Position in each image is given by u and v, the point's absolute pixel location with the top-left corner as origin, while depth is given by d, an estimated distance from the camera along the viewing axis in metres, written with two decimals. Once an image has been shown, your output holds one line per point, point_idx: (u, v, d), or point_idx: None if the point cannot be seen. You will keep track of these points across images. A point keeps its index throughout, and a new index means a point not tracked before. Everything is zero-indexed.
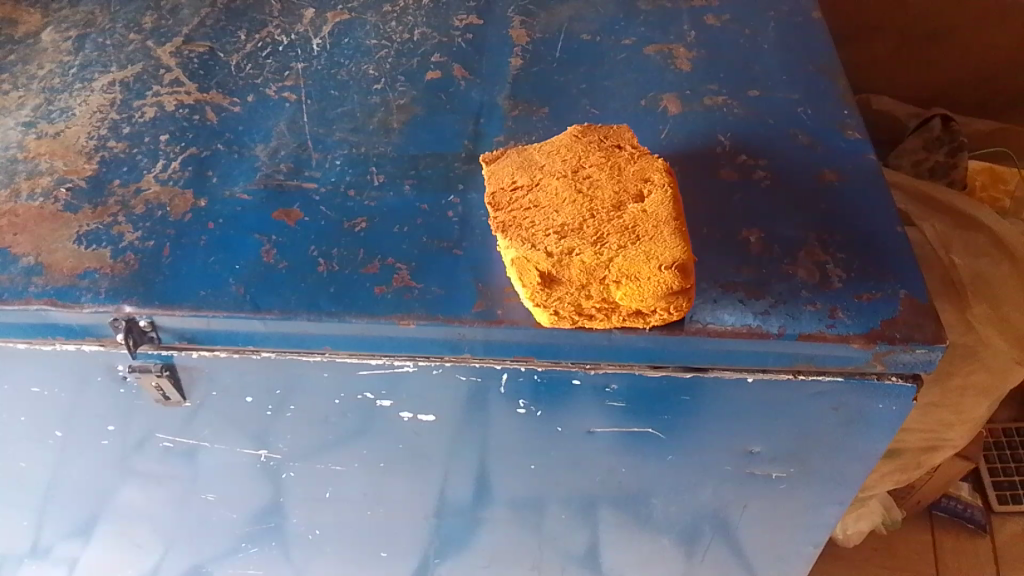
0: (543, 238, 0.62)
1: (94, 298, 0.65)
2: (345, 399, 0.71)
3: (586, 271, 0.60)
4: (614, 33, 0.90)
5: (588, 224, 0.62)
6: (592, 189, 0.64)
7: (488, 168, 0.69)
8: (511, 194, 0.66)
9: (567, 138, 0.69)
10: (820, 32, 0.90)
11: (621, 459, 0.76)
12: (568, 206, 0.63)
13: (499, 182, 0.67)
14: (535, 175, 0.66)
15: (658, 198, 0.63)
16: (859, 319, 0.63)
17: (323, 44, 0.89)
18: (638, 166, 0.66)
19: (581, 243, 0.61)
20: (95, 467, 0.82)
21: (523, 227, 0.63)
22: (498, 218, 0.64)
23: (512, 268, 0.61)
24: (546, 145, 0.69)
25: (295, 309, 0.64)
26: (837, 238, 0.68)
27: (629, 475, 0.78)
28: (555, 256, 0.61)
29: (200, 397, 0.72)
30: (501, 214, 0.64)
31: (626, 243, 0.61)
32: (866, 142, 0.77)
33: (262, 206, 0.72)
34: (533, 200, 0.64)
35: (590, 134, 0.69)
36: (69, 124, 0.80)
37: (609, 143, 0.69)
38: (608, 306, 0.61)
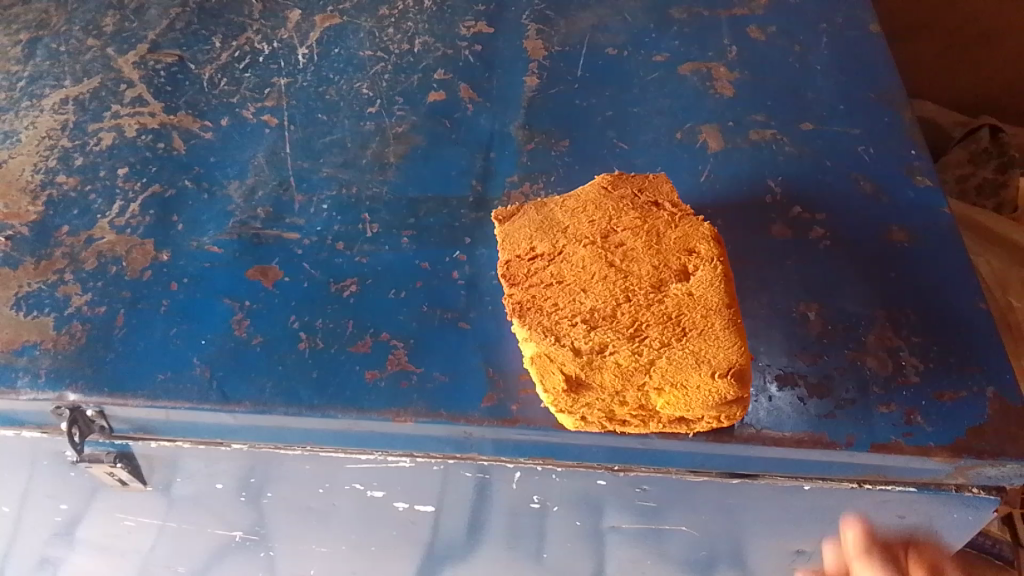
0: (569, 330, 0.52)
1: (32, 383, 0.55)
2: (331, 489, 0.62)
3: (621, 375, 0.50)
4: (644, 47, 0.78)
5: (624, 311, 0.52)
6: (627, 263, 0.54)
7: (500, 227, 0.58)
8: (528, 264, 0.55)
9: (595, 191, 0.59)
10: (880, 49, 0.79)
11: (647, 548, 0.67)
12: (598, 285, 0.53)
13: (514, 247, 0.57)
14: (557, 240, 0.56)
15: (707, 278, 0.53)
16: (941, 426, 0.53)
17: (310, 55, 0.78)
18: (680, 232, 0.56)
19: (615, 337, 0.51)
20: (49, 541, 0.72)
21: (544, 311, 0.53)
22: (513, 296, 0.54)
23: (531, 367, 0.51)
24: (569, 199, 0.58)
25: (271, 401, 0.54)
26: (911, 318, 0.58)
27: (655, 563, 0.69)
28: (583, 354, 0.51)
29: (164, 481, 0.63)
30: (517, 290, 0.54)
31: (671, 340, 0.51)
32: (938, 191, 0.66)
33: (234, 261, 0.61)
34: (555, 274, 0.54)
35: (622, 187, 0.59)
36: (12, 152, 0.69)
37: (645, 199, 0.58)
38: (646, 413, 0.51)
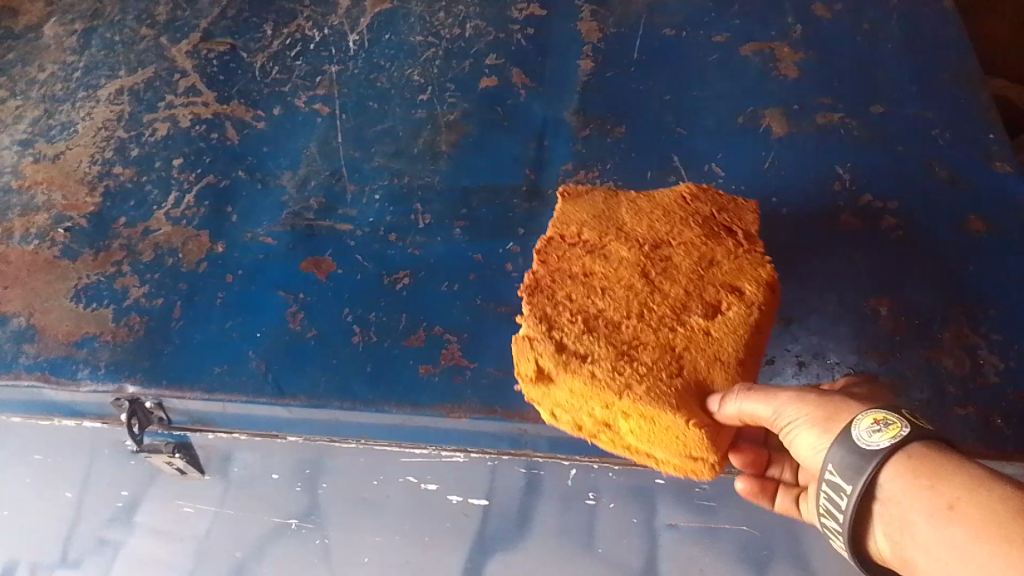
0: (564, 323, 0.50)
1: (92, 375, 0.56)
2: (385, 481, 0.62)
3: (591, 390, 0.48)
4: (703, 27, 0.76)
5: (627, 327, 0.50)
6: (660, 279, 0.52)
7: (563, 202, 0.57)
8: (568, 247, 0.54)
9: (673, 198, 0.56)
10: (954, 26, 0.75)
11: (708, 544, 0.64)
12: (620, 291, 0.51)
13: (565, 227, 0.55)
14: (606, 234, 0.54)
15: (734, 321, 0.50)
16: (1021, 429, 0.50)
17: (360, 41, 0.77)
18: (734, 266, 0.52)
19: (603, 352, 0.49)
20: (109, 526, 0.74)
21: (552, 299, 0.52)
22: (536, 274, 0.53)
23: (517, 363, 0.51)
24: (645, 199, 0.56)
25: (325, 395, 0.54)
26: (988, 314, 0.55)
27: (720, 565, 0.65)
28: (565, 352, 0.49)
29: (220, 470, 0.64)
30: (543, 269, 0.53)
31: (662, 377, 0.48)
32: (1019, 178, 0.63)
33: (288, 254, 0.61)
34: (585, 266, 0.53)
35: (699, 205, 0.56)
36: (69, 143, 0.70)
37: (717, 222, 0.55)
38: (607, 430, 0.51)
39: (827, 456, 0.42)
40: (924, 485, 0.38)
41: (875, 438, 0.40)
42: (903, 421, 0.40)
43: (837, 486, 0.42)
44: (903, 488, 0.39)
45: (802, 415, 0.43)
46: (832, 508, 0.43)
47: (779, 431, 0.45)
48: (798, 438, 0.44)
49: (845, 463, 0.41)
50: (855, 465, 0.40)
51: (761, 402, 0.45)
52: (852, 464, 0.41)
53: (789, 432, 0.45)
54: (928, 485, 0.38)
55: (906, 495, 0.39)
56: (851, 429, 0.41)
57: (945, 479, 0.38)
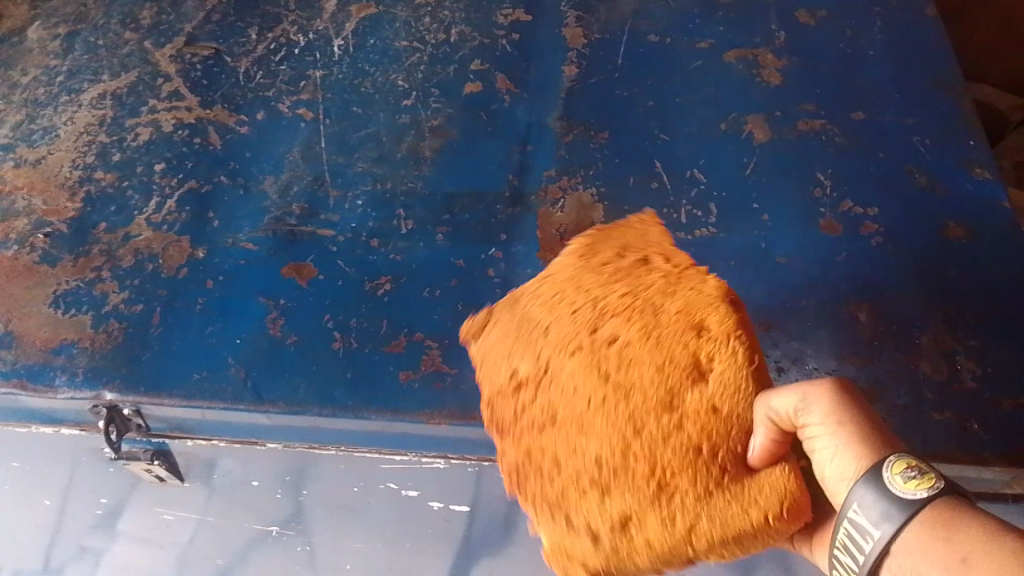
0: (576, 506, 0.48)
1: (69, 382, 0.55)
2: (366, 488, 0.62)
3: (654, 549, 0.46)
4: (687, 33, 0.76)
5: (635, 454, 0.47)
6: (626, 374, 0.48)
7: (474, 344, 0.55)
8: (514, 397, 0.51)
9: (573, 262, 0.56)
10: (937, 33, 0.75)
11: (694, 552, 0.65)
12: (592, 412, 0.48)
13: (495, 375, 0.52)
14: (541, 355, 0.51)
15: (731, 374, 0.47)
16: (998, 434, 0.50)
17: (345, 46, 0.77)
18: (680, 303, 0.50)
19: (637, 499, 0.46)
20: (90, 533, 0.73)
21: (542, 476, 0.50)
22: (507, 458, 0.51)
23: (551, 559, 0.50)
24: (543, 281, 0.55)
25: (304, 402, 0.54)
26: (967, 319, 0.55)
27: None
28: (602, 535, 0.48)
29: (201, 477, 0.63)
30: (507, 444, 0.51)
31: (710, 487, 0.45)
32: (999, 184, 0.63)
33: (269, 259, 0.61)
34: (544, 403, 0.50)
35: (596, 256, 0.56)
36: (51, 148, 0.70)
37: (625, 261, 0.55)
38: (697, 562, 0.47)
39: (856, 495, 0.38)
40: (940, 537, 0.35)
41: (908, 486, 0.37)
42: (937, 475, 0.37)
43: (861, 527, 0.38)
44: (917, 537, 0.36)
45: (832, 417, 0.40)
46: (851, 549, 0.39)
47: (803, 438, 0.42)
48: (820, 445, 0.41)
49: (875, 506, 0.37)
50: (886, 511, 0.37)
51: (792, 391, 0.42)
52: (876, 508, 0.37)
53: (808, 434, 0.41)
54: (945, 538, 0.35)
55: (921, 545, 0.36)
56: (884, 470, 0.37)
57: (963, 530, 0.35)
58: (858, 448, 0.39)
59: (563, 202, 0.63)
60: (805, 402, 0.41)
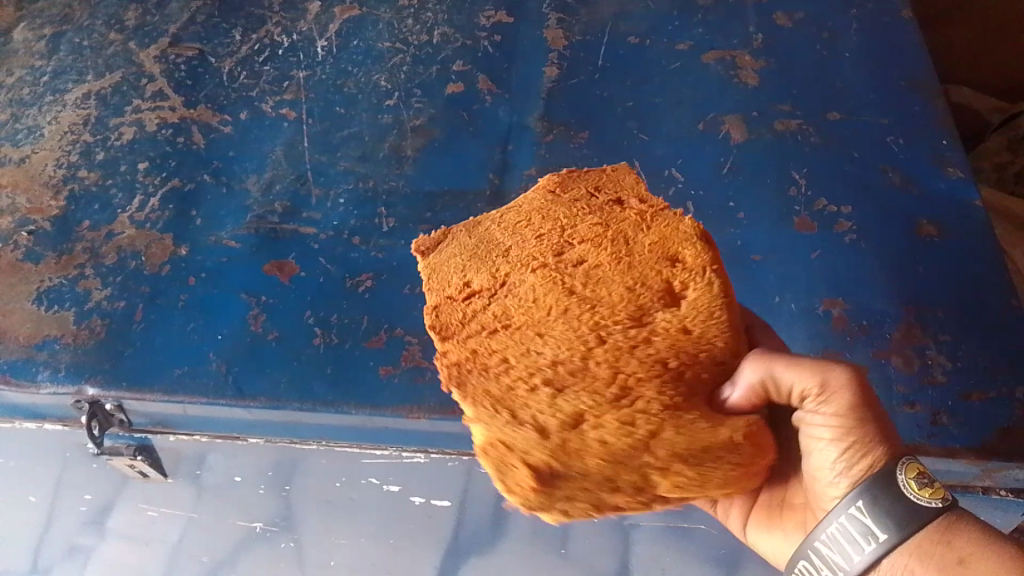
0: (527, 399, 0.44)
1: (52, 377, 0.56)
2: (348, 483, 0.62)
3: (607, 455, 0.42)
4: (666, 35, 0.77)
5: (596, 359, 0.44)
6: (592, 290, 0.47)
7: (423, 260, 0.54)
8: (461, 305, 0.50)
9: (541, 196, 0.54)
10: (912, 36, 0.76)
11: (684, 545, 0.66)
12: (556, 322, 0.46)
13: (446, 286, 0.51)
14: (499, 270, 0.50)
15: (704, 302, 0.45)
16: (966, 427, 0.51)
17: (329, 47, 0.78)
18: (655, 236, 0.49)
19: (593, 403, 0.43)
20: (75, 530, 0.74)
21: (487, 375, 0.46)
22: (444, 361, 0.48)
23: (485, 454, 0.44)
24: (506, 215, 0.54)
25: (285, 396, 0.54)
26: (938, 315, 0.56)
27: (692, 563, 0.68)
28: (552, 434, 0.43)
29: (185, 473, 0.64)
30: (449, 352, 0.48)
31: (677, 402, 0.42)
32: (971, 183, 0.64)
33: (251, 257, 0.62)
34: (497, 312, 0.48)
35: (569, 188, 0.53)
36: (35, 147, 0.70)
37: (603, 199, 0.52)
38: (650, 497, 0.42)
39: (870, 496, 0.41)
40: (943, 544, 0.40)
41: (922, 494, 0.41)
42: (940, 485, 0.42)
43: (867, 528, 0.41)
44: (916, 542, 0.41)
45: (846, 411, 0.42)
46: (840, 547, 0.42)
47: (807, 424, 0.43)
48: (823, 435, 0.43)
49: (890, 510, 0.41)
50: (898, 515, 0.41)
51: (809, 369, 0.42)
52: (886, 512, 0.41)
53: (811, 421, 0.43)
54: (945, 542, 0.40)
55: (921, 552, 0.41)
56: (900, 475, 0.41)
57: (960, 536, 0.41)
58: (872, 447, 0.42)
59: None
60: (823, 391, 0.42)
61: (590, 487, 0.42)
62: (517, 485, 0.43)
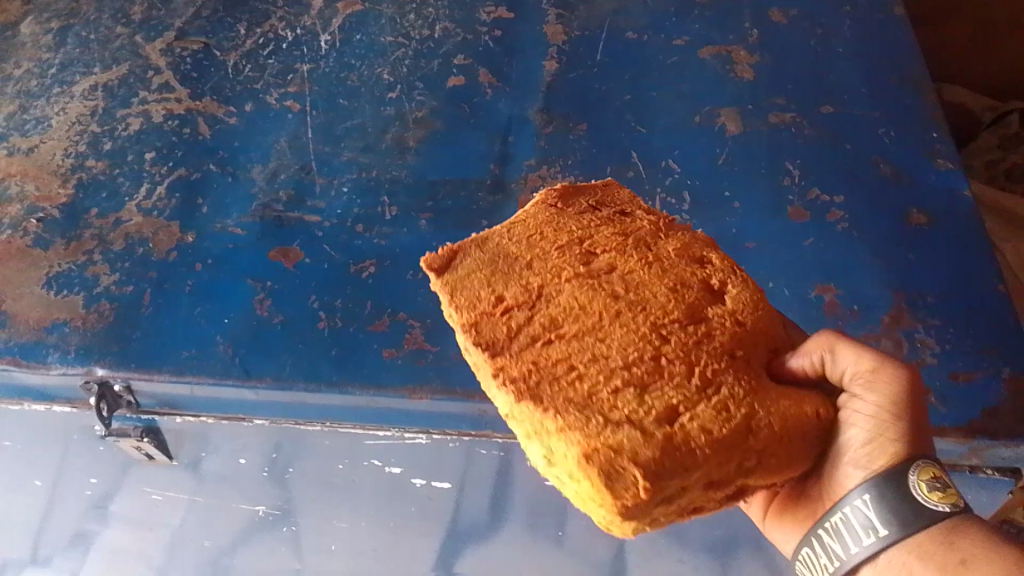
0: (613, 401, 0.41)
1: (62, 359, 0.57)
2: (351, 465, 0.64)
3: (713, 441, 0.40)
4: (664, 31, 0.78)
5: (669, 357, 0.43)
6: (637, 295, 0.46)
7: (439, 278, 0.48)
8: (499, 318, 0.45)
9: (541, 209, 0.51)
10: (903, 32, 0.78)
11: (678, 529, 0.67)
12: (614, 326, 0.44)
13: (473, 301, 0.46)
14: (532, 284, 0.46)
15: (747, 296, 0.47)
16: (954, 407, 0.53)
17: (332, 41, 0.79)
18: (677, 243, 0.49)
19: (682, 396, 0.41)
20: (80, 515, 0.75)
21: (558, 385, 0.42)
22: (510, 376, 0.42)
23: (589, 464, 0.38)
24: (513, 228, 0.50)
25: (291, 377, 0.55)
26: (927, 300, 0.58)
27: (687, 545, 0.69)
28: (653, 432, 0.40)
29: (190, 456, 0.65)
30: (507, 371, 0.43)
31: (753, 382, 0.43)
32: (960, 174, 0.66)
33: (257, 243, 0.63)
34: (548, 319, 0.45)
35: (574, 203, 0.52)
36: (44, 137, 0.71)
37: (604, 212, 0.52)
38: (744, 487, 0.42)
39: (876, 492, 0.42)
40: (943, 545, 0.41)
41: (930, 496, 0.41)
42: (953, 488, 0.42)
43: (869, 521, 0.42)
44: (918, 542, 0.41)
45: (887, 403, 0.43)
46: (840, 534, 0.44)
47: (846, 415, 0.44)
48: (855, 429, 0.43)
49: (892, 507, 0.42)
50: (898, 512, 0.41)
51: (868, 355, 0.44)
52: (888, 509, 0.42)
53: (854, 408, 0.44)
54: (948, 543, 0.41)
55: (920, 552, 0.41)
56: (914, 473, 0.42)
57: (964, 537, 0.41)
58: (902, 441, 0.43)
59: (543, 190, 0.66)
60: (868, 380, 0.44)
61: (694, 484, 0.40)
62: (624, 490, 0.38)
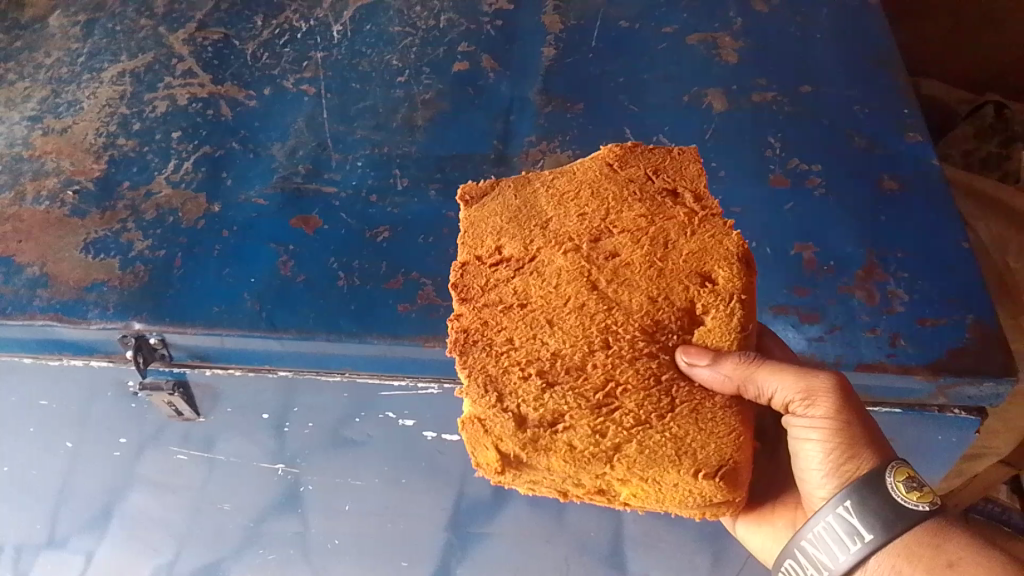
0: (519, 385, 0.50)
1: (101, 314, 0.62)
2: (366, 417, 0.68)
3: (572, 456, 0.49)
4: (654, 20, 0.84)
5: (595, 364, 0.50)
6: (615, 289, 0.52)
7: (467, 211, 0.57)
8: (488, 269, 0.55)
9: (599, 167, 0.58)
10: (877, 20, 0.84)
11: None
12: (569, 318, 0.51)
13: (479, 244, 0.56)
14: (532, 244, 0.54)
15: (719, 332, 0.51)
16: (922, 349, 0.58)
17: (343, 31, 0.84)
18: (696, 246, 0.53)
19: (577, 404, 0.49)
20: (108, 475, 0.79)
21: (490, 351, 0.51)
22: (461, 320, 0.53)
23: (464, 427, 0.50)
24: (570, 175, 0.58)
25: (314, 329, 0.60)
26: (897, 256, 0.63)
27: None
28: (528, 427, 0.49)
29: (215, 411, 0.70)
30: (466, 313, 0.53)
31: (649, 418, 0.49)
32: (929, 146, 0.71)
33: (278, 212, 0.68)
34: (519, 295, 0.53)
35: (631, 166, 0.58)
36: (76, 118, 0.76)
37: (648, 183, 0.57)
38: (607, 493, 0.50)
39: (860, 499, 0.48)
40: (931, 547, 0.48)
41: (910, 496, 0.47)
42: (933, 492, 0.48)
43: (855, 528, 0.48)
44: (904, 544, 0.48)
45: (828, 415, 0.50)
46: (826, 544, 0.49)
47: (796, 429, 0.52)
48: (811, 443, 0.51)
49: (878, 513, 0.47)
50: (887, 517, 0.47)
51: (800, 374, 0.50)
52: (871, 514, 0.47)
53: (800, 425, 0.51)
54: (934, 544, 0.48)
55: (908, 553, 0.48)
56: (887, 476, 0.48)
57: (948, 540, 0.48)
58: (859, 452, 0.49)
59: (543, 162, 0.71)
60: (808, 396, 0.50)
61: (553, 479, 0.50)
62: (485, 463, 0.49)
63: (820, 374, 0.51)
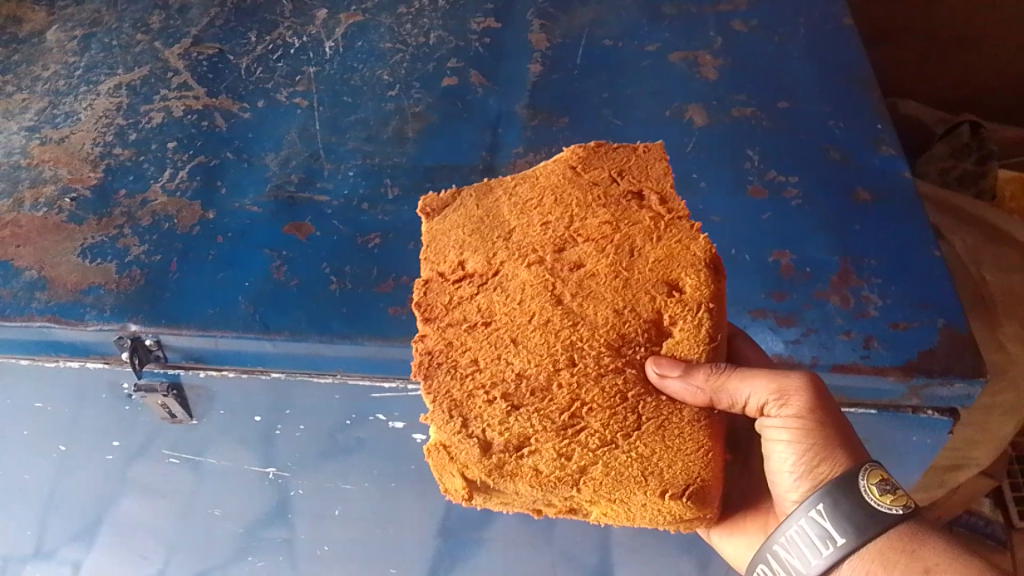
0: (484, 408, 0.52)
1: (98, 316, 0.63)
2: (356, 420, 0.70)
3: (539, 480, 0.50)
4: (637, 38, 0.87)
5: (560, 383, 0.51)
6: (580, 303, 0.53)
7: (430, 224, 0.60)
8: (453, 286, 0.56)
9: (563, 172, 0.60)
10: (851, 40, 0.87)
11: None
12: (534, 337, 0.53)
13: (442, 260, 0.58)
14: (496, 261, 0.56)
15: (686, 344, 0.52)
16: (894, 350, 0.60)
17: (336, 47, 0.87)
18: (663, 251, 0.55)
19: (542, 426, 0.51)
20: (98, 481, 0.80)
21: (455, 373, 0.53)
22: (426, 342, 0.54)
23: (430, 454, 0.52)
24: (534, 183, 0.60)
25: (307, 330, 0.62)
26: (870, 263, 0.65)
27: None
28: (493, 452, 0.51)
29: (208, 414, 0.71)
30: (431, 331, 0.55)
31: (615, 438, 0.50)
32: (901, 159, 0.74)
33: (272, 219, 0.69)
34: (484, 313, 0.54)
35: (593, 171, 0.59)
36: (73, 129, 0.78)
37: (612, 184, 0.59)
38: (578, 511, 0.52)
39: (832, 504, 0.49)
40: (907, 553, 0.48)
41: (883, 500, 0.49)
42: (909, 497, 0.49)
43: (827, 532, 0.50)
44: (879, 549, 0.49)
45: (799, 418, 0.51)
46: (798, 547, 0.51)
47: (767, 430, 0.54)
48: (781, 444, 0.53)
49: (850, 516, 0.49)
50: (861, 521, 0.49)
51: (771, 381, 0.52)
52: (844, 517, 0.49)
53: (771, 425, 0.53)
54: (910, 551, 0.48)
55: (883, 560, 0.48)
56: (859, 480, 0.49)
57: (925, 545, 0.48)
58: (831, 458, 0.51)
59: None
60: (781, 396, 0.52)
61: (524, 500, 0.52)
62: (452, 488, 0.52)
63: (791, 375, 0.52)
